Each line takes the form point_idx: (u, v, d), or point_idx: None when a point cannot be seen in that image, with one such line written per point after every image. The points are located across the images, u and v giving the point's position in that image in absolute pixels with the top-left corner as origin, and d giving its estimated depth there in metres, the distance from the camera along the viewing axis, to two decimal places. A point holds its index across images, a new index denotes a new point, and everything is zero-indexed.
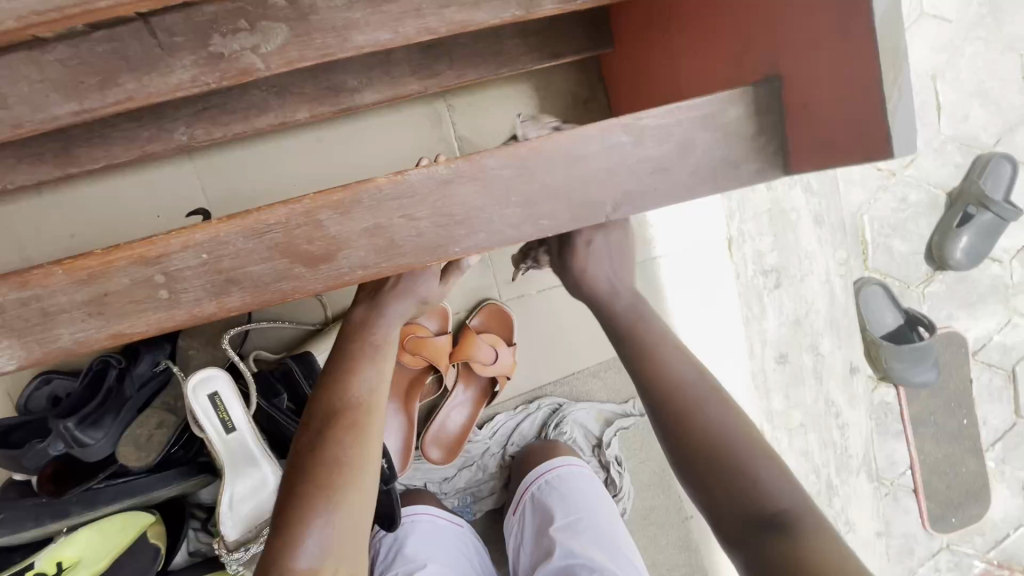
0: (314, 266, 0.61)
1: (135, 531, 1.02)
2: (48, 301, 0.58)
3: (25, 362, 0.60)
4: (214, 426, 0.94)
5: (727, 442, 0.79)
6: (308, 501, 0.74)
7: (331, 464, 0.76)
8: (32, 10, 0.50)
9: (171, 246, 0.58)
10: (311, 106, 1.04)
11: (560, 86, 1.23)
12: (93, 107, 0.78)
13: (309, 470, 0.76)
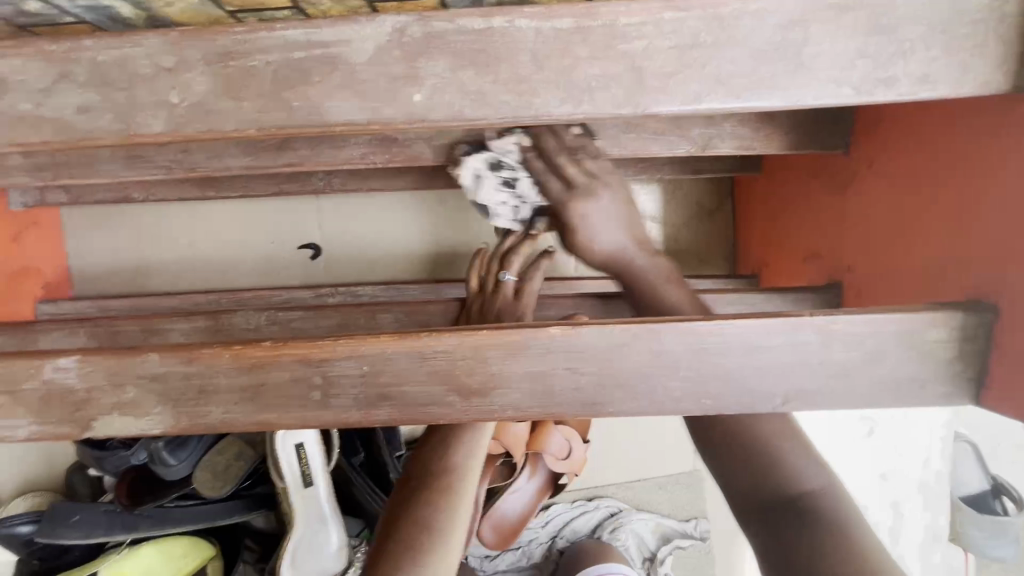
0: (467, 398, 0.60)
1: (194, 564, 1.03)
2: (209, 379, 0.59)
3: (172, 428, 0.61)
4: (293, 474, 0.94)
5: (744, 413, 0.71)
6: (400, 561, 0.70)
7: (428, 525, 0.73)
8: (274, 125, 0.51)
9: (336, 352, 0.58)
10: (447, 177, 1.05)
11: (689, 197, 1.19)
12: (265, 166, 0.80)
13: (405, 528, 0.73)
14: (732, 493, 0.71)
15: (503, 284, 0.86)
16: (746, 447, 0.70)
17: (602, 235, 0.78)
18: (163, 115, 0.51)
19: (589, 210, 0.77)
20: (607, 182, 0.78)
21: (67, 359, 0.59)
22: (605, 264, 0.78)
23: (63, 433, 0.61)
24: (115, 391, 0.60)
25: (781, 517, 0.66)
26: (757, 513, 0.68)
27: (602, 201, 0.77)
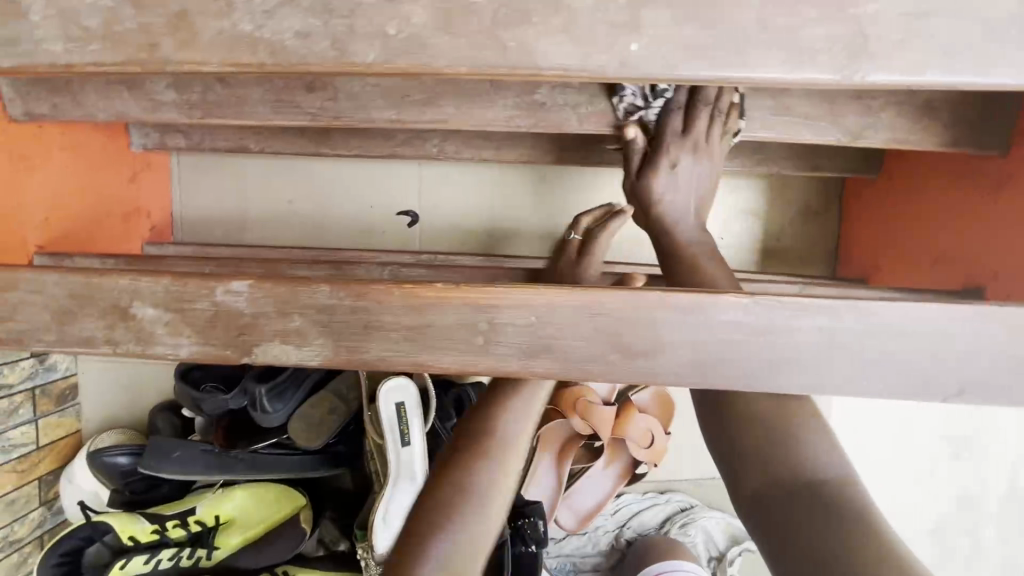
0: (628, 358, 0.59)
1: (287, 511, 1.01)
2: (376, 314, 0.60)
3: (329, 360, 0.61)
4: (393, 433, 0.95)
5: (774, 408, 0.75)
6: (437, 516, 0.68)
7: (464, 485, 0.71)
8: (486, 64, 0.51)
9: (506, 299, 0.59)
10: (562, 152, 1.04)
11: (795, 195, 1.16)
12: (410, 121, 0.81)
13: (440, 485, 0.72)
14: (735, 478, 0.74)
15: (570, 241, 0.89)
16: (761, 441, 0.73)
17: (681, 193, 0.84)
18: (377, 46, 0.52)
19: (672, 164, 0.83)
20: (709, 152, 0.82)
21: (240, 282, 0.60)
22: (663, 219, 0.85)
23: (224, 356, 0.62)
24: (281, 318, 0.61)
25: (782, 496, 0.68)
26: (759, 494, 0.70)
27: (685, 164, 0.83)
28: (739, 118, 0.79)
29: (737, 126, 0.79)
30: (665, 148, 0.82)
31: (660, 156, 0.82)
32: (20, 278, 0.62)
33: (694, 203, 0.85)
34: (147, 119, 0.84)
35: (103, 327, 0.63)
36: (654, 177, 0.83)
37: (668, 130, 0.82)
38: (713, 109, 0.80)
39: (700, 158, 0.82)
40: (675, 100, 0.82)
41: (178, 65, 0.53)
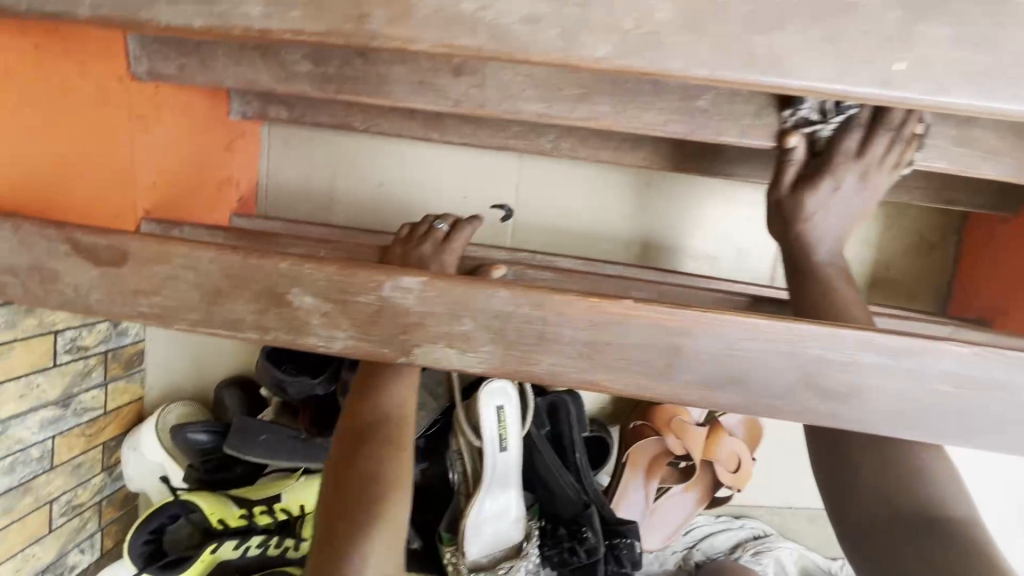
0: (820, 397, 0.55)
1: None
2: (553, 325, 0.56)
3: (495, 369, 0.58)
4: (493, 436, 0.92)
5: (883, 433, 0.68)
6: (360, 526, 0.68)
7: (374, 491, 0.70)
8: (730, 72, 0.47)
9: (698, 323, 0.55)
10: (685, 160, 1.00)
11: (911, 224, 1.11)
12: (560, 116, 0.76)
13: (347, 490, 0.70)
14: (843, 511, 0.66)
15: (434, 230, 0.87)
16: (866, 469, 0.66)
17: (834, 217, 0.77)
18: (612, 41, 0.47)
19: (835, 183, 0.75)
20: (876, 175, 0.75)
21: (411, 278, 0.56)
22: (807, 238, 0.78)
23: (380, 354, 0.59)
24: (450, 319, 0.57)
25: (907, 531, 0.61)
26: (871, 529, 0.63)
27: (849, 183, 0.75)
28: (916, 151, 0.74)
29: (912, 159, 0.74)
30: (833, 166, 0.75)
31: (825, 173, 0.75)
32: (173, 251, 0.59)
33: (842, 229, 0.78)
34: (278, 90, 0.80)
35: (255, 312, 0.59)
36: (811, 195, 0.76)
37: (841, 149, 0.75)
38: (896, 135, 0.74)
39: (868, 183, 0.75)
40: (860, 116, 0.75)
41: (387, 42, 0.49)
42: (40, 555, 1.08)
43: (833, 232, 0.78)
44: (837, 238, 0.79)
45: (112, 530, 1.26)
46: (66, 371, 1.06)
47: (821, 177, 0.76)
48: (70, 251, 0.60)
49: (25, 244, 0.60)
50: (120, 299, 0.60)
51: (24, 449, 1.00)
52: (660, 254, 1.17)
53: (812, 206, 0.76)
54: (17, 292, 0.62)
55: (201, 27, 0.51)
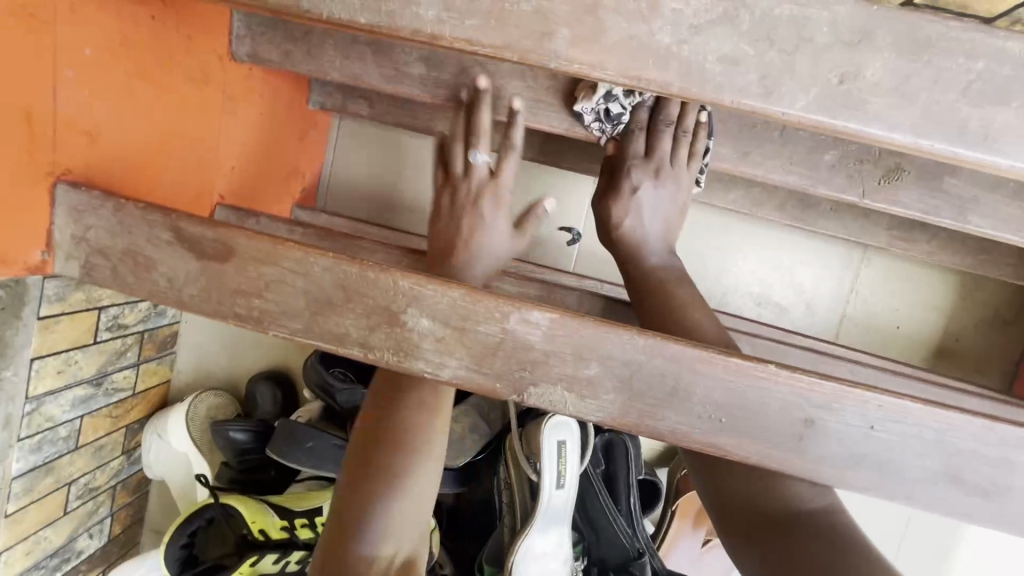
0: (964, 494, 0.51)
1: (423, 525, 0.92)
2: (689, 381, 0.52)
3: (613, 420, 0.54)
4: (552, 474, 0.87)
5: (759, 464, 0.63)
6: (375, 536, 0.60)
7: (379, 503, 0.60)
8: (935, 144, 0.43)
9: (844, 400, 0.51)
10: (775, 207, 0.96)
11: (986, 299, 1.06)
12: None
13: (355, 499, 0.61)
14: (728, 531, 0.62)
15: (473, 165, 0.74)
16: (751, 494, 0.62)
17: (640, 215, 0.78)
18: (813, 94, 0.44)
19: (636, 189, 0.77)
20: (679, 174, 0.76)
21: (542, 314, 0.52)
22: (626, 243, 0.79)
23: (491, 389, 0.55)
24: (575, 363, 0.53)
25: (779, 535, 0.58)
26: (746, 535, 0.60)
27: (645, 188, 0.77)
28: (708, 140, 0.74)
29: (705, 148, 0.74)
30: (626, 170, 0.77)
31: (621, 182, 0.77)
32: (283, 253, 0.54)
33: (660, 226, 0.79)
34: (385, 89, 0.76)
35: (363, 328, 0.55)
36: (622, 202, 0.78)
37: (631, 149, 0.76)
38: (677, 129, 0.75)
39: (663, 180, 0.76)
40: (639, 116, 0.75)
41: (568, 63, 0.46)
42: (51, 538, 1.02)
43: (651, 234, 0.78)
44: (662, 240, 0.79)
45: (121, 515, 1.21)
46: (104, 349, 1.01)
47: (615, 182, 0.78)
48: (172, 239, 0.56)
49: (124, 225, 0.56)
50: (218, 296, 0.56)
51: (54, 427, 0.95)
52: (725, 296, 1.12)
53: (625, 213, 0.78)
54: (105, 274, 0.57)
55: (366, 23, 0.47)
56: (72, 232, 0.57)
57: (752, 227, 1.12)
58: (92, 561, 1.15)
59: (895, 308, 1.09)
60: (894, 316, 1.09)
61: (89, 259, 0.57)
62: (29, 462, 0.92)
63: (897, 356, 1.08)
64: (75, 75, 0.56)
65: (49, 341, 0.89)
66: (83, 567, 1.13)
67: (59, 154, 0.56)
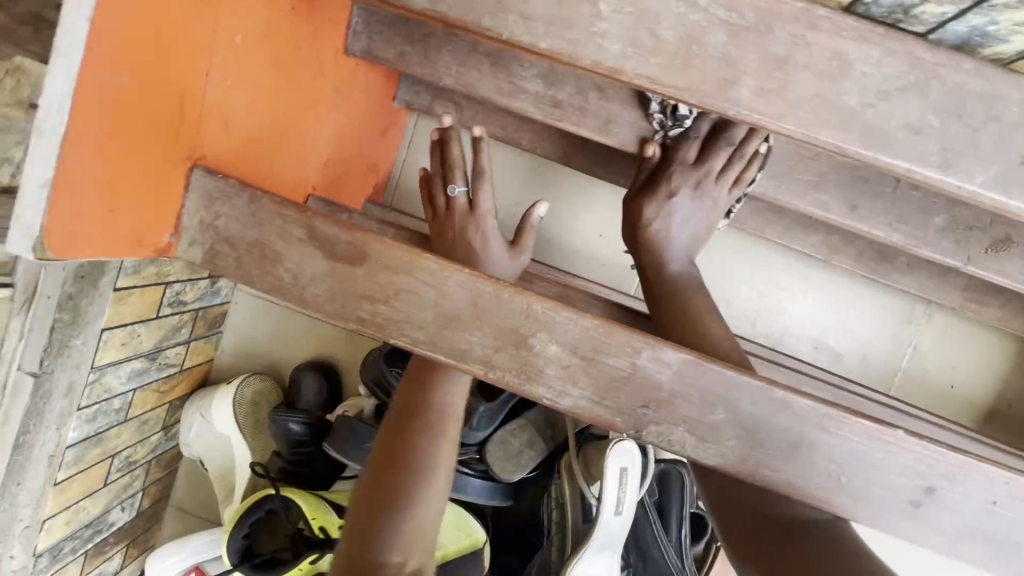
0: None
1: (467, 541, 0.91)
2: (816, 436, 0.52)
3: (730, 467, 0.53)
4: (613, 499, 0.87)
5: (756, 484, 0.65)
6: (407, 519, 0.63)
7: (384, 532, 0.62)
8: None
9: (967, 473, 0.51)
10: (852, 257, 0.96)
11: None
12: (786, 199, 0.73)
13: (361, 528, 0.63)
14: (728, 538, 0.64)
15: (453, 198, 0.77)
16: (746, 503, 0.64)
17: (671, 221, 0.76)
18: (995, 172, 0.44)
19: (675, 194, 0.75)
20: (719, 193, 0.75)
21: (676, 354, 0.52)
22: (650, 247, 0.77)
23: (609, 422, 0.55)
24: (701, 406, 0.53)
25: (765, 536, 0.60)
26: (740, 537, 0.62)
27: (685, 198, 0.75)
28: (758, 170, 0.73)
29: (752, 178, 0.73)
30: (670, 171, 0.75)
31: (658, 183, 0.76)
32: (418, 264, 0.54)
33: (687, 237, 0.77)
34: (499, 101, 0.76)
35: (488, 347, 0.55)
36: (657, 202, 0.76)
37: (679, 156, 0.75)
38: (735, 151, 0.73)
39: (704, 197, 0.75)
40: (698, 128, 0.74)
41: (748, 114, 0.46)
42: (90, 509, 1.01)
43: (675, 242, 0.77)
44: (684, 250, 0.78)
45: (151, 490, 1.19)
46: (163, 324, 1.00)
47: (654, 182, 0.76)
48: (305, 237, 0.55)
49: (256, 218, 0.55)
50: (343, 298, 0.56)
51: (110, 399, 0.94)
52: (782, 338, 1.11)
53: (657, 214, 0.76)
54: (228, 264, 0.56)
55: (546, 48, 0.47)
56: (201, 218, 0.56)
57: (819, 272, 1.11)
58: (119, 534, 1.14)
59: (952, 367, 1.09)
60: (951, 375, 1.09)
61: (214, 247, 0.56)
62: (83, 431, 0.91)
63: (948, 415, 1.08)
64: (224, 61, 0.55)
65: (119, 313, 0.88)
66: (111, 539, 1.12)
67: (198, 138, 0.55)
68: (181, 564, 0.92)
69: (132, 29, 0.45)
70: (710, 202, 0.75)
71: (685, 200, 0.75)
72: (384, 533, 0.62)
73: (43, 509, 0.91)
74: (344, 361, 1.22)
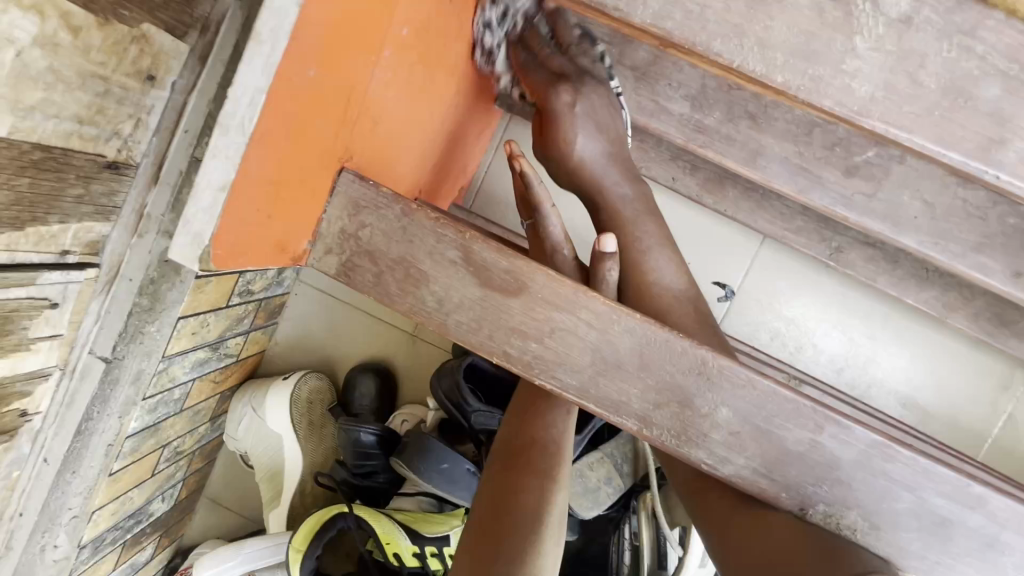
0: None
1: None
2: (1010, 538, 0.47)
3: (906, 563, 0.48)
4: (699, 553, 0.85)
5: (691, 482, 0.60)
6: (525, 563, 0.57)
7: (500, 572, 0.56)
8: None
9: None
10: (971, 318, 0.89)
11: None
12: (943, 256, 0.67)
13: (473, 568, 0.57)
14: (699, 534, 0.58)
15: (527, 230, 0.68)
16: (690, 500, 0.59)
17: (585, 133, 0.64)
18: None
19: (574, 104, 0.64)
20: (598, 80, 0.67)
21: (868, 433, 0.47)
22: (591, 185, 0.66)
23: (774, 497, 0.49)
24: (885, 494, 0.48)
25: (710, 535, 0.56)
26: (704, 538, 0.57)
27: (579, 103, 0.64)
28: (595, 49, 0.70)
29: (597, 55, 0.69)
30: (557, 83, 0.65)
31: (553, 105, 0.65)
32: (584, 303, 0.49)
33: (607, 148, 0.66)
34: (638, 119, 0.70)
35: (648, 402, 0.49)
36: (566, 122, 0.64)
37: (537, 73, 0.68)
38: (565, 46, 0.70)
39: (586, 95, 0.65)
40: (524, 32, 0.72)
41: (1011, 182, 0.40)
42: (135, 500, 0.96)
43: (600, 157, 0.65)
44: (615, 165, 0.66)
45: (190, 481, 1.14)
46: (229, 314, 0.94)
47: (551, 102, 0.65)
48: (458, 259, 0.50)
49: (407, 232, 0.50)
50: (491, 329, 0.50)
51: (171, 388, 0.89)
52: (868, 391, 1.03)
53: (570, 132, 0.64)
54: (366, 279, 0.51)
55: (779, 81, 0.42)
56: (343, 226, 0.51)
57: (918, 324, 1.02)
58: (156, 524, 1.09)
59: None
60: None
61: (352, 259, 0.51)
62: (144, 422, 0.86)
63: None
64: (390, 55, 0.51)
65: (197, 302, 0.80)
66: (148, 530, 1.06)
67: (352, 145, 0.52)
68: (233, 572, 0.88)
69: (322, 33, 0.43)
70: (592, 101, 0.65)
71: (574, 111, 0.64)
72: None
73: (94, 500, 0.85)
74: (403, 368, 1.15)
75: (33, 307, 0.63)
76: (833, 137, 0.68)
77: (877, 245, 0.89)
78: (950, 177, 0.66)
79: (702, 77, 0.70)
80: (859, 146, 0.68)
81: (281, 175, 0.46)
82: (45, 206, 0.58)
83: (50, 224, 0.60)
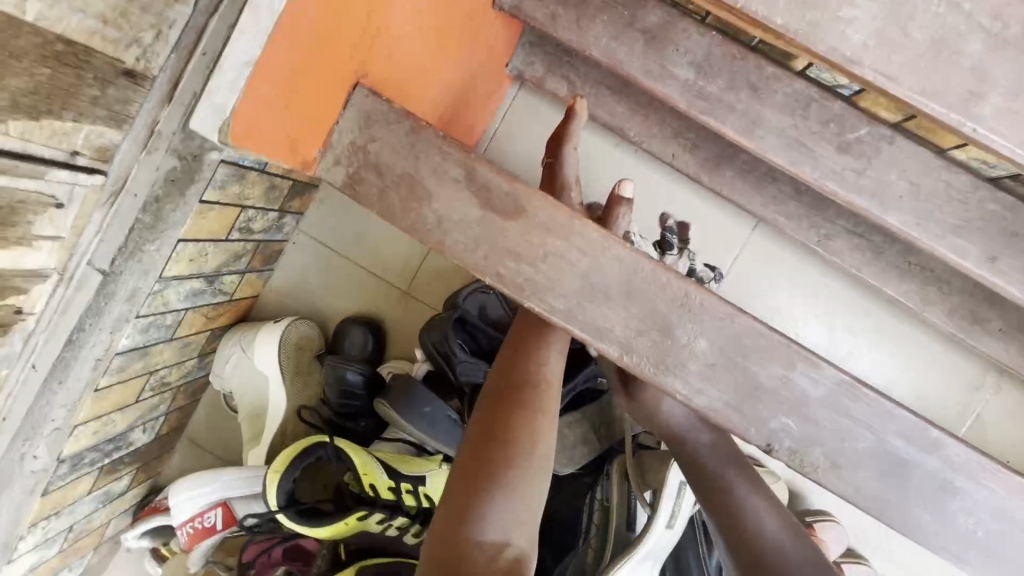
0: None
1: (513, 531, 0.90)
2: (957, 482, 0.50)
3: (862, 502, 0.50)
4: (667, 514, 0.83)
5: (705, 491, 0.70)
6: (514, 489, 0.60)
7: (489, 497, 0.59)
8: None
9: None
10: (947, 312, 0.92)
11: None
12: (924, 236, 0.69)
13: (465, 493, 0.59)
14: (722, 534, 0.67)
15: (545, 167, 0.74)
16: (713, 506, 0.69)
17: None
18: None
19: None
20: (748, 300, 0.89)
21: (835, 373, 0.50)
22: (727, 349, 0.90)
23: (741, 431, 0.51)
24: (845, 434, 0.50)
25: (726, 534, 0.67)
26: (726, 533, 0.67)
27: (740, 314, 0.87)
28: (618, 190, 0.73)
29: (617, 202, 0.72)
30: None
31: None
32: (578, 229, 0.51)
33: None
34: (643, 81, 0.72)
35: (629, 329, 0.51)
36: None
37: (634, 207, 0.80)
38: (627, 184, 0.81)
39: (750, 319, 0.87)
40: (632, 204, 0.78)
41: None
42: (116, 424, 0.97)
43: None
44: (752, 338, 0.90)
45: (173, 417, 1.15)
46: (229, 248, 0.95)
47: None
48: (461, 179, 0.52)
49: (414, 148, 0.53)
50: (486, 249, 0.52)
51: (164, 313, 0.90)
52: None
53: None
54: (371, 192, 0.53)
55: (779, 23, 0.50)
56: (353, 138, 0.54)
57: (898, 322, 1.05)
58: (135, 456, 1.09)
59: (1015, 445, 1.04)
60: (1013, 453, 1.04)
61: (359, 171, 0.54)
62: (134, 341, 0.88)
63: None
64: None
65: (197, 227, 0.84)
66: (126, 460, 1.07)
67: (371, 59, 0.54)
68: (208, 498, 0.89)
69: None
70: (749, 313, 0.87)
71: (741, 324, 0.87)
72: (489, 499, 0.58)
73: (77, 414, 0.86)
74: (394, 324, 1.17)
75: (40, 202, 0.64)
76: (829, 113, 0.71)
77: (863, 235, 0.92)
78: (935, 161, 0.69)
79: (709, 45, 0.72)
80: (852, 124, 0.71)
81: (302, 73, 0.48)
82: (61, 100, 0.59)
83: (65, 119, 0.60)
